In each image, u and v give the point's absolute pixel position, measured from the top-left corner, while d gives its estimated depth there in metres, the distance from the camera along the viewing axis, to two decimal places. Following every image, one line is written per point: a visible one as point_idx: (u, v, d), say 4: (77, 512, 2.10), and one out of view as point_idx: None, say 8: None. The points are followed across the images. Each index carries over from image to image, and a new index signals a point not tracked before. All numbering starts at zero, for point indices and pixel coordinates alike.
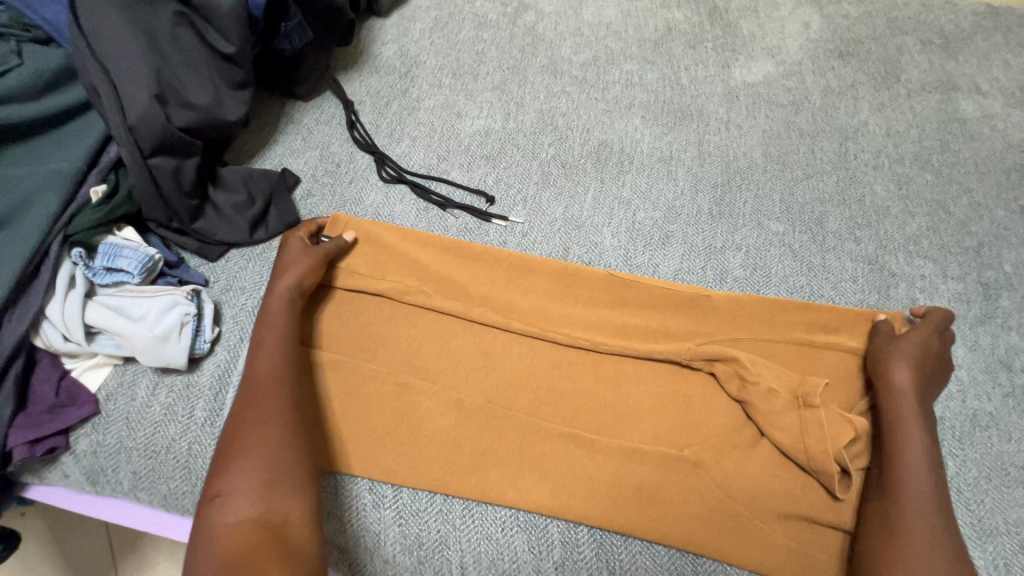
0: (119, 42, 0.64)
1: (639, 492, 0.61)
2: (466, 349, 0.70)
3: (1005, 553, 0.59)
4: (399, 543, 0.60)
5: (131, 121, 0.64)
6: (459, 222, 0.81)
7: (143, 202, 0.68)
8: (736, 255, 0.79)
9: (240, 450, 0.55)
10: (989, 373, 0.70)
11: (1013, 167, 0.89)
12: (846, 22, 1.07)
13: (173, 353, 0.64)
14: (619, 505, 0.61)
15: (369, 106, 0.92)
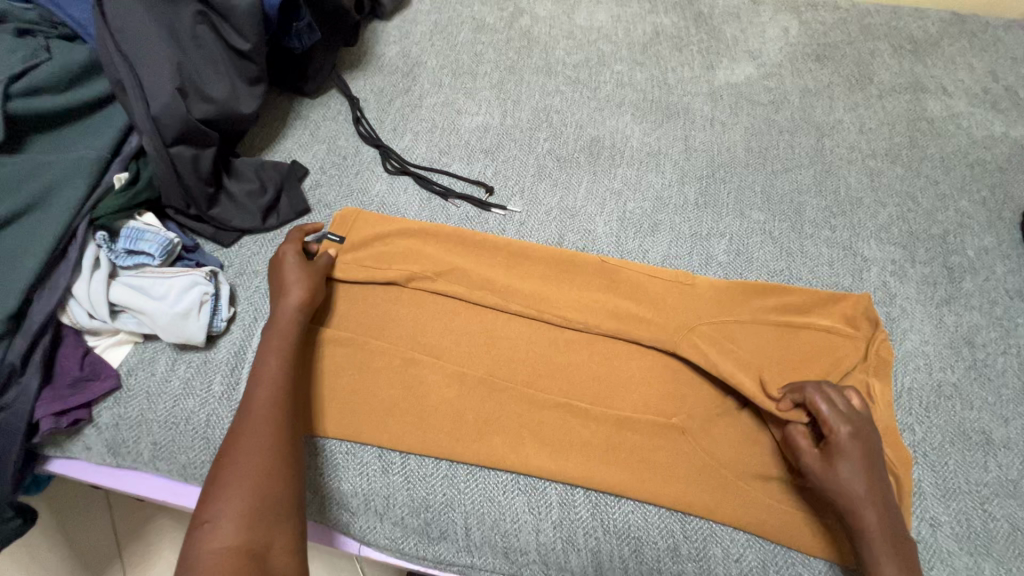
0: (145, 39, 0.69)
1: (631, 455, 0.66)
2: (468, 327, 0.74)
3: (967, 509, 0.65)
4: (407, 505, 0.64)
5: (154, 112, 0.69)
6: (460, 211, 0.86)
7: (163, 189, 0.72)
8: (720, 242, 0.84)
9: (236, 463, 0.55)
10: (952, 348, 0.76)
11: (976, 161, 0.96)
12: (822, 27, 1.14)
13: (192, 330, 0.68)
14: (613, 467, 0.65)
15: (373, 103, 0.97)
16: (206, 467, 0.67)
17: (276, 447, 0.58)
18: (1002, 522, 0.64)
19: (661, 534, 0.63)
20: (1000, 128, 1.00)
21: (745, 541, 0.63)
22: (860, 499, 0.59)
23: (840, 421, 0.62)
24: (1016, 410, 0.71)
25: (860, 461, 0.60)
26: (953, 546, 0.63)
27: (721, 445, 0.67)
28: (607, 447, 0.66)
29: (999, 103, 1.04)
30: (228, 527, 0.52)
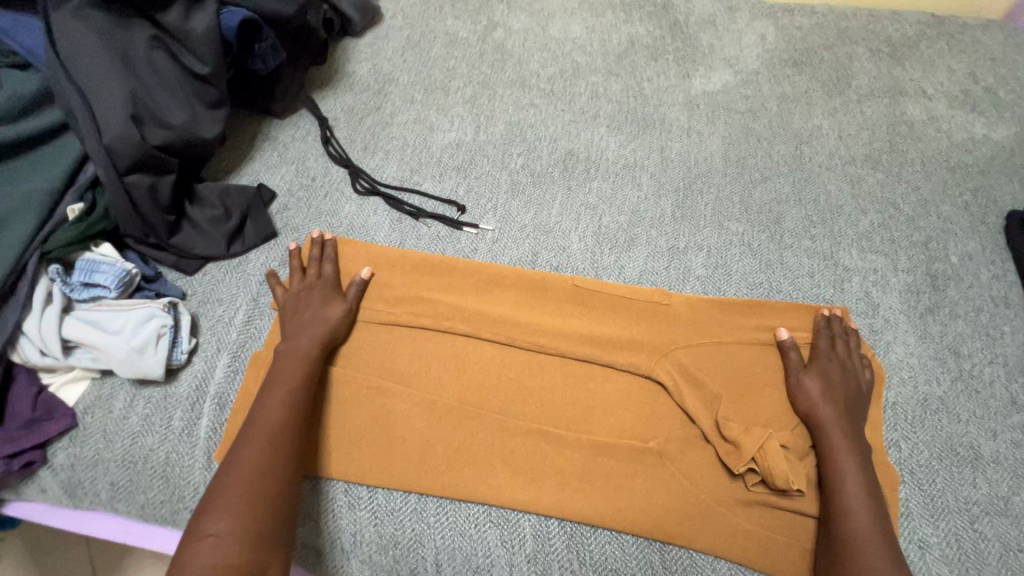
0: (97, 66, 0.67)
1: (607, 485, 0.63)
2: (438, 353, 0.71)
3: (957, 529, 0.62)
4: (375, 543, 0.62)
5: (107, 140, 0.67)
6: (431, 231, 0.83)
7: (119, 218, 0.70)
8: (698, 255, 0.82)
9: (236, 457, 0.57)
10: (938, 360, 0.74)
11: (957, 164, 0.94)
12: (799, 32, 1.13)
13: (151, 364, 0.65)
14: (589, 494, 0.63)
15: (343, 122, 0.95)
16: (165, 508, 0.64)
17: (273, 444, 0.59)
18: (993, 542, 0.61)
19: (639, 566, 0.60)
20: (981, 130, 0.99)
21: (727, 571, 0.60)
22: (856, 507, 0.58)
23: (839, 428, 0.63)
24: (1005, 422, 0.69)
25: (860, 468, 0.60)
26: (943, 569, 0.60)
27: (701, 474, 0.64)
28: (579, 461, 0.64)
29: (979, 105, 1.02)
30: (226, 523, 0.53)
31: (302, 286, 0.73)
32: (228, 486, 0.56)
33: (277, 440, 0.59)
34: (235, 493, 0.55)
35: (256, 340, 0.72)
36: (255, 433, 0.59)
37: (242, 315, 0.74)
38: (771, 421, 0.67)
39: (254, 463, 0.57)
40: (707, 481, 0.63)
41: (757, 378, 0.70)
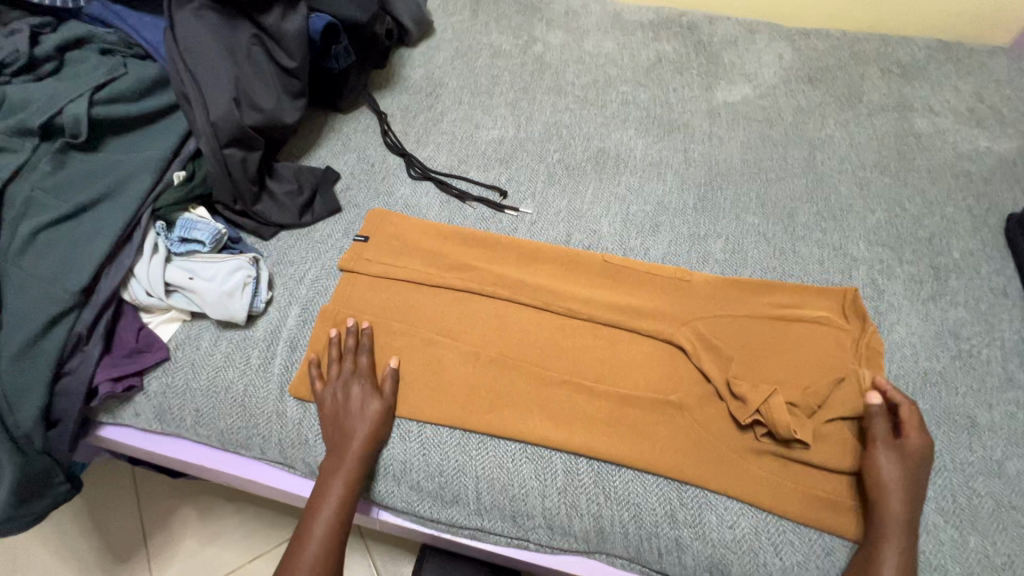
0: (208, 56, 0.79)
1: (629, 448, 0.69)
2: (483, 314, 0.80)
3: (953, 486, 0.68)
4: (423, 470, 0.70)
5: (213, 117, 0.79)
6: (476, 212, 0.94)
7: (214, 185, 0.82)
8: (717, 242, 0.91)
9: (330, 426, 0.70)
10: (939, 340, 0.80)
11: (962, 172, 1.01)
12: (814, 53, 1.23)
13: (236, 308, 0.75)
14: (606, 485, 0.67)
15: (400, 118, 1.07)
16: (241, 433, 0.74)
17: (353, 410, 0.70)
18: (986, 498, 0.67)
19: (659, 501, 0.67)
20: (985, 143, 1.06)
21: (738, 510, 0.67)
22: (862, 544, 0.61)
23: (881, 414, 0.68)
24: (1001, 397, 0.75)
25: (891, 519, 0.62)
26: (938, 519, 0.66)
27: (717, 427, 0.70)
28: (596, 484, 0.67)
29: (984, 121, 1.10)
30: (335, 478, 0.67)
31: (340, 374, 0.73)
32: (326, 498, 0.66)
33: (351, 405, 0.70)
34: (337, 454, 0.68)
35: (324, 296, 0.82)
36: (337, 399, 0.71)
37: (312, 275, 0.84)
38: (784, 382, 0.73)
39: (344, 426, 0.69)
40: (721, 437, 0.70)
41: (772, 348, 0.77)
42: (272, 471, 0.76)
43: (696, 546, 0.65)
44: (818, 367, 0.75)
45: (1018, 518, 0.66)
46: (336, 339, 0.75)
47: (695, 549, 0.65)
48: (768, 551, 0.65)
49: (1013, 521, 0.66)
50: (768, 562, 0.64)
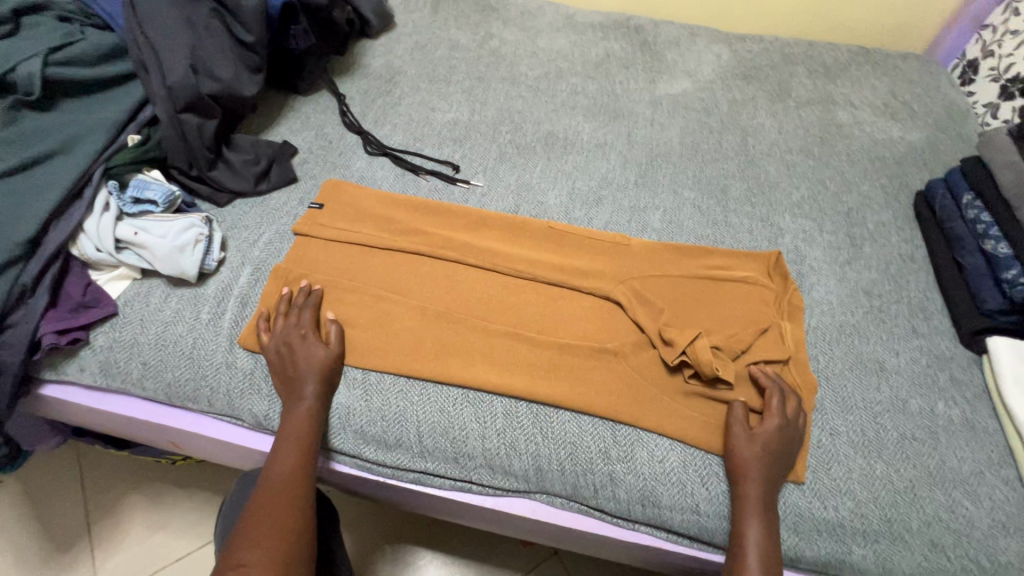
0: (167, 26, 0.83)
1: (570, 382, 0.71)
2: (431, 274, 0.84)
3: (863, 422, 0.74)
4: (367, 416, 0.72)
5: (169, 82, 0.81)
6: (429, 184, 0.98)
7: (169, 149, 0.84)
8: (655, 213, 0.97)
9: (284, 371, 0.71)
10: (853, 298, 0.88)
11: (877, 156, 1.11)
12: (749, 54, 1.34)
13: (187, 263, 0.77)
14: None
15: (359, 100, 1.12)
16: (188, 385, 0.74)
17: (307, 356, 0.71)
18: (892, 431, 0.73)
19: (593, 440, 0.71)
20: (898, 132, 1.17)
21: (668, 446, 0.71)
22: (754, 466, 0.66)
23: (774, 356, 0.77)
24: (906, 344, 0.82)
25: (773, 439, 0.68)
26: (849, 450, 0.72)
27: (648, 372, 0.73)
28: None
29: (897, 114, 1.21)
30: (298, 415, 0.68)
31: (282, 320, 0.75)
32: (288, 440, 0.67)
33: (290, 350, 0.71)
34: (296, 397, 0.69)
35: (276, 257, 0.85)
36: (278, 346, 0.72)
37: (266, 238, 0.86)
38: (710, 333, 0.79)
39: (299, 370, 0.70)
40: (647, 379, 0.75)
41: (699, 304, 0.83)
42: (219, 426, 0.76)
43: (629, 480, 0.69)
44: (743, 320, 0.81)
45: (919, 447, 0.72)
46: (287, 295, 0.77)
47: (628, 483, 0.69)
48: (695, 482, 0.69)
49: (914, 451, 0.72)
50: (695, 493, 0.68)
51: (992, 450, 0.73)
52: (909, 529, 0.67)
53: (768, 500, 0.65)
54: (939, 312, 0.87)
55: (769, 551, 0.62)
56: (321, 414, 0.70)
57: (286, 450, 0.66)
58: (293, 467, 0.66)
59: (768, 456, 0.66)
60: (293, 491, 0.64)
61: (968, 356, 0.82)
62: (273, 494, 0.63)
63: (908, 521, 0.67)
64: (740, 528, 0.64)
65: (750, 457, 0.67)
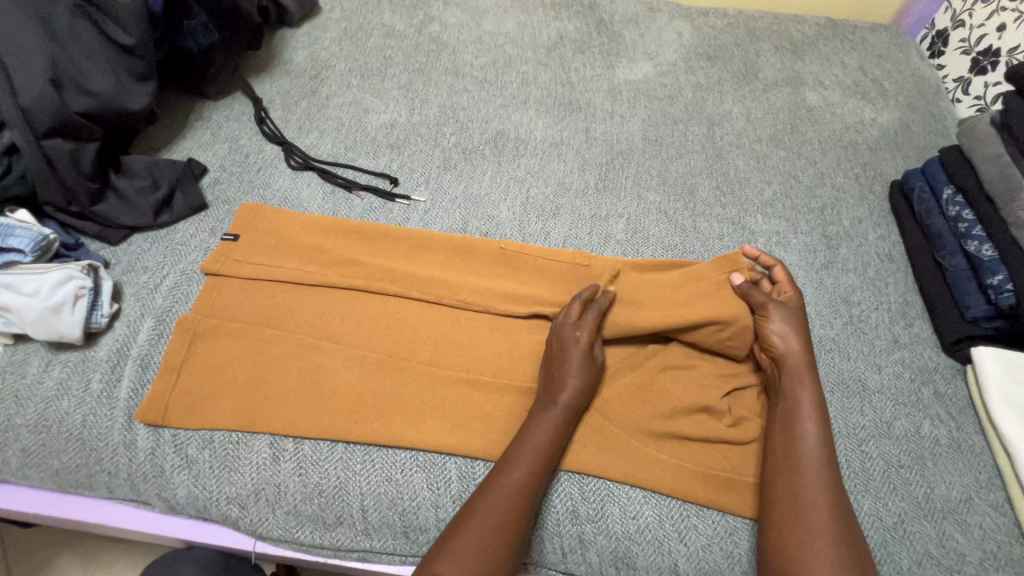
0: (12, 30, 0.66)
1: (538, 423, 0.63)
2: (369, 311, 0.74)
3: (848, 451, 0.69)
4: (300, 493, 0.62)
5: (23, 103, 0.65)
6: (364, 202, 0.86)
7: (37, 184, 0.69)
8: (618, 222, 0.88)
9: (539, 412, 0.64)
10: (831, 308, 0.81)
11: (849, 143, 1.04)
12: (712, 31, 1.23)
13: (68, 325, 0.64)
14: (522, 502, 0.57)
15: (278, 104, 0.97)
16: (81, 471, 0.63)
17: (554, 394, 0.65)
18: (878, 461, 0.68)
19: (560, 498, 0.64)
20: (870, 114, 1.10)
21: (641, 498, 0.64)
22: (810, 455, 0.62)
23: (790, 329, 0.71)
24: (888, 358, 0.77)
25: (817, 398, 0.66)
26: None
27: (575, 351, 0.67)
28: (515, 497, 0.57)
29: (868, 93, 1.14)
30: (521, 471, 0.59)
31: (193, 379, 0.66)
32: (499, 488, 0.57)
33: (225, 403, 0.65)
34: (544, 438, 0.61)
35: (183, 304, 0.72)
36: (197, 410, 0.64)
37: (169, 282, 0.74)
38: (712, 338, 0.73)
39: (545, 414, 0.63)
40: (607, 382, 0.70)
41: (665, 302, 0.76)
42: (126, 512, 0.65)
43: (600, 541, 0.62)
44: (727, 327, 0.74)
45: (907, 476, 0.67)
46: (193, 356, 0.68)
47: (600, 544, 0.62)
48: (672, 539, 0.62)
49: (901, 480, 0.67)
50: (672, 551, 0.62)
51: (980, 471, 0.69)
52: (900, 569, 0.62)
53: (829, 480, 0.60)
54: (919, 317, 0.81)
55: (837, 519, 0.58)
56: (557, 443, 0.62)
57: (496, 494, 0.57)
58: (506, 511, 0.56)
59: (819, 410, 0.65)
60: (498, 536, 0.55)
61: (951, 365, 0.77)
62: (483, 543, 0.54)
63: (898, 561, 0.62)
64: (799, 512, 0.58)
65: (809, 438, 0.63)
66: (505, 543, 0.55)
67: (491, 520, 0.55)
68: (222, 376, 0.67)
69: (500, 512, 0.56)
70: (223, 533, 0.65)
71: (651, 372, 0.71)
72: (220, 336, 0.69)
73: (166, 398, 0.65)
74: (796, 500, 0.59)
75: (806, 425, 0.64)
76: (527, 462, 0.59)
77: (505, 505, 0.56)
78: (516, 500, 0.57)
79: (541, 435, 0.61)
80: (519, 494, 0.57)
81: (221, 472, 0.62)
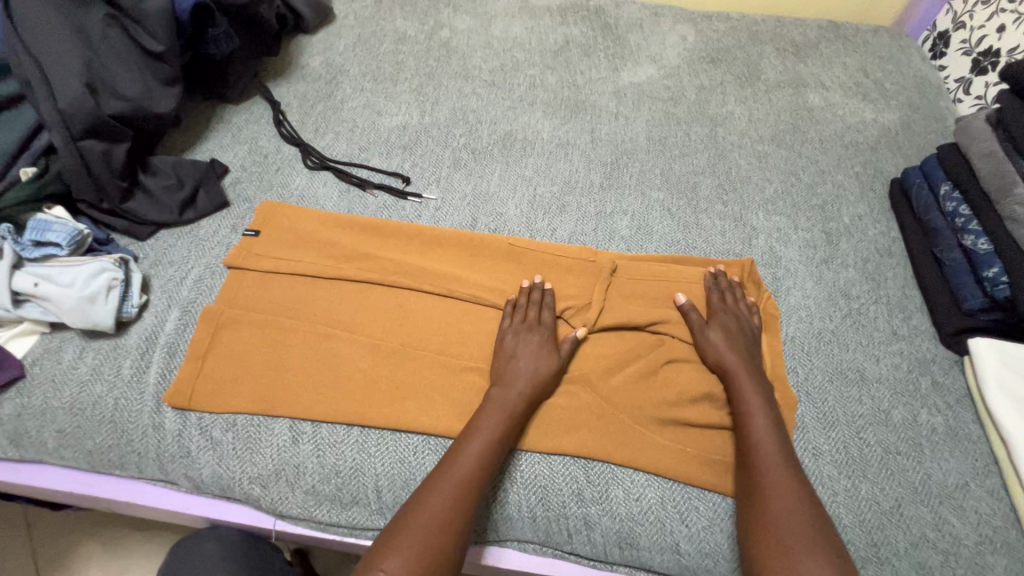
0: (54, 39, 0.71)
1: (489, 411, 0.65)
2: (383, 303, 0.77)
3: (845, 439, 0.71)
4: (318, 473, 0.65)
5: (61, 105, 0.70)
6: (378, 200, 0.90)
7: (73, 182, 0.74)
8: (623, 218, 0.91)
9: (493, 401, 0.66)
10: (831, 301, 0.83)
11: (850, 142, 1.06)
12: (716, 35, 1.26)
13: (100, 314, 0.68)
14: (473, 485, 0.60)
15: (296, 107, 1.01)
16: (113, 452, 0.66)
17: (513, 386, 0.67)
18: (875, 447, 0.70)
19: (565, 481, 0.66)
20: (871, 114, 1.12)
21: (644, 481, 0.66)
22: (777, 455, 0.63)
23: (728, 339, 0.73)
24: (886, 349, 0.79)
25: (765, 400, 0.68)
26: (833, 471, 0.68)
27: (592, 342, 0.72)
28: (459, 486, 0.59)
29: (869, 94, 1.16)
30: (472, 456, 0.61)
31: (219, 366, 0.70)
32: (450, 472, 0.60)
33: (249, 388, 0.69)
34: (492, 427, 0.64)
35: (207, 296, 0.76)
36: (222, 395, 0.68)
37: (194, 275, 0.77)
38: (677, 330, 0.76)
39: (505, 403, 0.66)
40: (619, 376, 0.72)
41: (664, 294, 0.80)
42: (153, 491, 0.69)
43: (604, 522, 0.65)
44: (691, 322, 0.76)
45: (904, 462, 0.69)
46: (216, 344, 0.71)
47: (603, 525, 0.65)
48: (673, 519, 0.65)
49: (899, 466, 0.69)
50: (674, 531, 0.64)
51: (977, 458, 0.70)
52: (897, 552, 0.63)
53: (795, 474, 0.61)
54: (918, 310, 0.83)
55: (810, 516, 0.58)
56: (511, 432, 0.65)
57: (446, 480, 0.59)
58: (453, 494, 0.58)
59: (769, 411, 0.67)
60: (447, 519, 0.56)
61: (948, 356, 0.79)
62: (432, 527, 0.56)
63: (895, 544, 0.64)
64: (771, 510, 0.58)
65: (764, 437, 0.64)
66: (454, 528, 0.56)
67: (443, 504, 0.57)
68: (244, 363, 0.70)
69: (449, 497, 0.58)
70: (246, 512, 0.69)
71: (655, 362, 0.73)
72: (242, 326, 0.73)
73: (193, 383, 0.68)
74: (765, 498, 0.60)
75: (756, 425, 0.65)
76: (477, 448, 0.62)
77: (455, 489, 0.59)
78: (467, 483, 0.59)
79: (489, 424, 0.64)
80: (472, 477, 0.60)
81: (244, 453, 0.66)
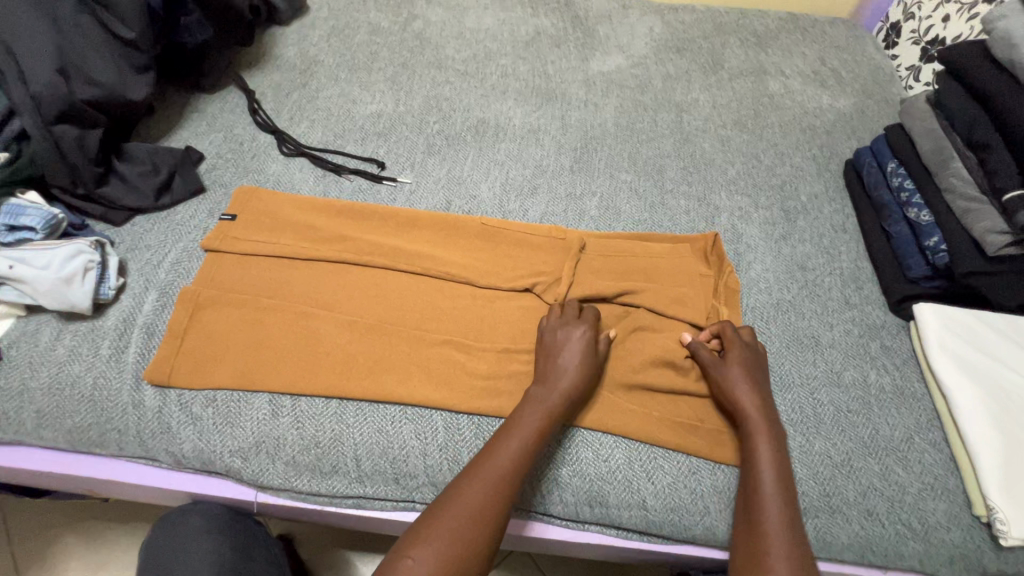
0: (24, 26, 0.72)
1: (530, 410, 0.65)
2: (360, 283, 0.79)
3: (800, 400, 0.75)
4: (298, 444, 0.68)
5: (33, 90, 0.70)
6: (353, 185, 0.92)
7: (46, 167, 0.74)
8: (592, 200, 0.94)
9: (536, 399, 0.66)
10: (789, 274, 0.88)
11: (808, 126, 1.11)
12: (682, 26, 1.30)
13: (78, 296, 0.69)
14: (508, 481, 0.59)
15: (270, 96, 1.03)
16: (93, 431, 0.67)
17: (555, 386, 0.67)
18: (828, 406, 0.75)
19: None
20: (827, 100, 1.17)
21: (613, 443, 0.70)
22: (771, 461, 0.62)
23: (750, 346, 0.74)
24: (839, 317, 0.84)
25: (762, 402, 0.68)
26: (789, 429, 0.73)
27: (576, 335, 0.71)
28: (488, 484, 0.58)
29: (826, 81, 1.22)
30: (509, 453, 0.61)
31: (197, 343, 0.71)
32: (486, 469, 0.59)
33: (228, 364, 0.70)
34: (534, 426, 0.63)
35: (184, 278, 0.77)
36: (201, 372, 0.69)
37: (171, 258, 0.79)
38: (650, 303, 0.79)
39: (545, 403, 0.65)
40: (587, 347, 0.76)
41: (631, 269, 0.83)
42: (133, 469, 0.70)
43: (575, 483, 0.68)
44: (658, 295, 0.80)
45: (854, 419, 0.74)
46: (194, 322, 0.73)
47: (575, 485, 0.68)
48: (640, 478, 0.68)
49: (849, 423, 0.73)
50: (640, 489, 0.68)
51: (921, 414, 0.75)
52: (846, 501, 0.68)
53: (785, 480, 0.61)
54: (869, 281, 0.88)
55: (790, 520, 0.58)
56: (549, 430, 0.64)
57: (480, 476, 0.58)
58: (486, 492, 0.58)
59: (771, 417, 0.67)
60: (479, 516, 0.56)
61: (896, 321, 0.84)
62: (463, 525, 0.55)
63: (845, 493, 0.68)
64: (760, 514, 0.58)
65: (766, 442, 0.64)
66: (483, 525, 0.56)
67: (473, 503, 0.57)
68: (221, 340, 0.72)
69: (481, 494, 0.57)
70: (227, 486, 0.70)
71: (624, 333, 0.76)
72: (219, 305, 0.74)
73: (170, 361, 0.70)
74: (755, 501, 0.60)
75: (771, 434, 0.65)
76: (513, 446, 0.61)
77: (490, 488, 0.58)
78: (503, 481, 0.59)
79: (526, 425, 0.63)
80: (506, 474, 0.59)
81: (225, 427, 0.68)
